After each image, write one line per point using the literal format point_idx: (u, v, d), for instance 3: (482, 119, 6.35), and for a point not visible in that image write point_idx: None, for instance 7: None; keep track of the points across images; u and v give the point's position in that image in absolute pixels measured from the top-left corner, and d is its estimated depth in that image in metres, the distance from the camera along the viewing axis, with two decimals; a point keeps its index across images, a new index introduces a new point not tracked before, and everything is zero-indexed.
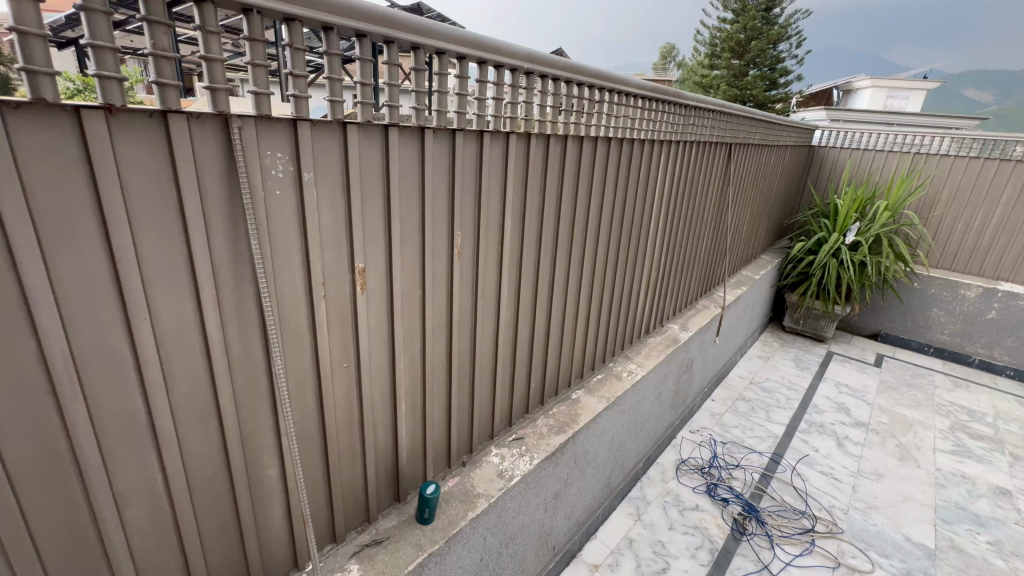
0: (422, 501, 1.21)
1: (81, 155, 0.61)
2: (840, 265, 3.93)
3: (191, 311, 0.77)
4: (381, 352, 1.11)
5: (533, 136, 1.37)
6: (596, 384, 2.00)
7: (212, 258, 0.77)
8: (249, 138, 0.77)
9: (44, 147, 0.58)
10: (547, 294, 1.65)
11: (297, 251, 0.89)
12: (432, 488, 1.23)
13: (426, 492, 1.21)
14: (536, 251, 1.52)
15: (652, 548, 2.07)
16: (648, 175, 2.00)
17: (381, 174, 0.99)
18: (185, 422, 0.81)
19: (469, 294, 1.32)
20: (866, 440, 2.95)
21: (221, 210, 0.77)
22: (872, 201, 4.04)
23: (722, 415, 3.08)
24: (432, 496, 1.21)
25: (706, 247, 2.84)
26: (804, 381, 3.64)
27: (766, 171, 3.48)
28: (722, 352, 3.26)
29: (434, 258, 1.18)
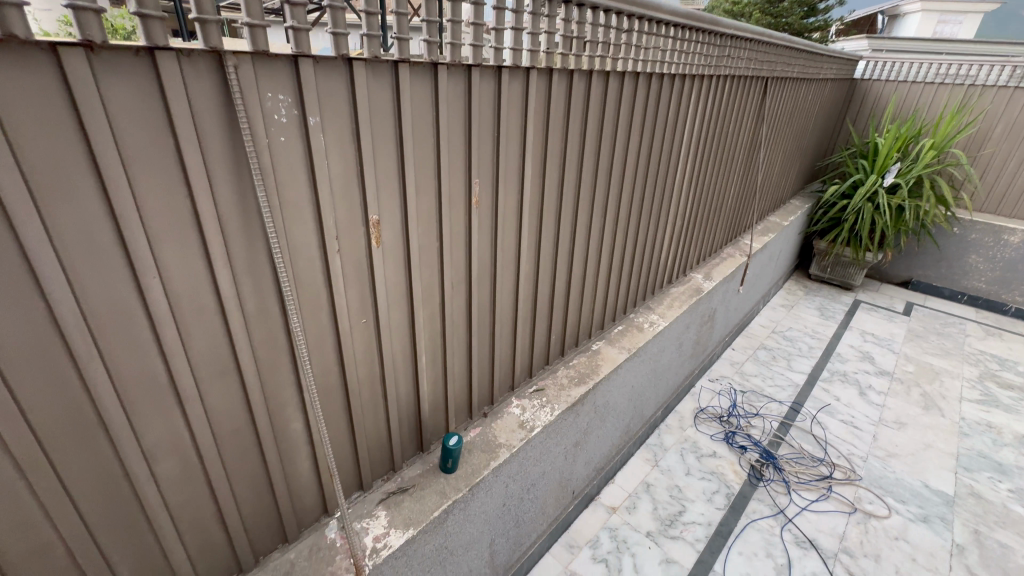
0: (445, 452, 1.23)
1: (65, 99, 0.56)
2: (876, 210, 3.73)
3: (202, 267, 0.74)
4: (400, 306, 1.08)
5: (556, 72, 1.25)
6: (617, 335, 1.97)
7: (219, 212, 0.73)
8: (247, 78, 0.70)
9: (24, 91, 0.53)
10: (568, 245, 1.58)
11: (308, 203, 0.84)
12: (455, 440, 1.24)
13: (449, 443, 1.23)
14: (557, 199, 1.45)
15: (669, 492, 2.12)
16: (677, 114, 1.86)
17: (392, 117, 0.92)
18: (207, 379, 0.80)
19: (488, 246, 1.27)
20: (890, 389, 2.91)
21: (224, 160, 0.72)
22: (917, 139, 3.75)
23: (742, 364, 3.06)
24: (455, 447, 1.23)
25: (734, 192, 2.70)
26: (828, 330, 3.56)
27: (803, 108, 3.23)
28: (744, 301, 3.18)
29: (451, 208, 1.12)
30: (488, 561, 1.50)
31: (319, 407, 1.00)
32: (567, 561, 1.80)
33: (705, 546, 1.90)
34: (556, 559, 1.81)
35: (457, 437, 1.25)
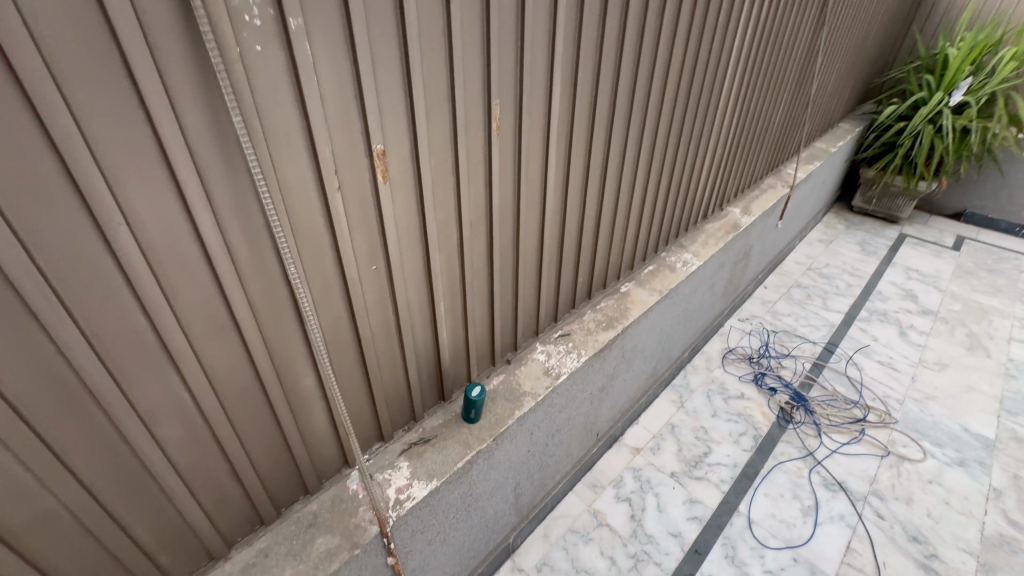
0: (468, 404, 1.17)
1: None
2: (937, 133, 3.35)
3: (178, 211, 0.63)
4: (414, 251, 0.97)
5: None
6: (647, 276, 1.84)
7: (189, 143, 0.61)
8: None
9: None
10: (598, 179, 1.42)
11: (297, 131, 0.70)
12: (478, 391, 1.18)
13: (472, 394, 1.16)
14: (588, 123, 1.27)
15: (694, 433, 2.09)
16: (729, 19, 1.59)
17: (394, 20, 0.75)
18: (202, 338, 0.72)
19: (510, 180, 1.12)
20: (933, 329, 2.76)
21: (187, 76, 0.58)
22: (996, 48, 3.28)
23: (774, 303, 2.91)
24: (478, 398, 1.17)
25: (782, 114, 2.41)
26: (868, 266, 3.35)
27: (867, 12, 2.81)
28: (782, 236, 2.97)
29: (468, 136, 0.97)
30: (513, 503, 1.49)
31: (331, 360, 0.92)
32: (590, 500, 1.81)
33: (730, 487, 1.88)
34: (579, 498, 1.82)
35: (480, 388, 1.19)
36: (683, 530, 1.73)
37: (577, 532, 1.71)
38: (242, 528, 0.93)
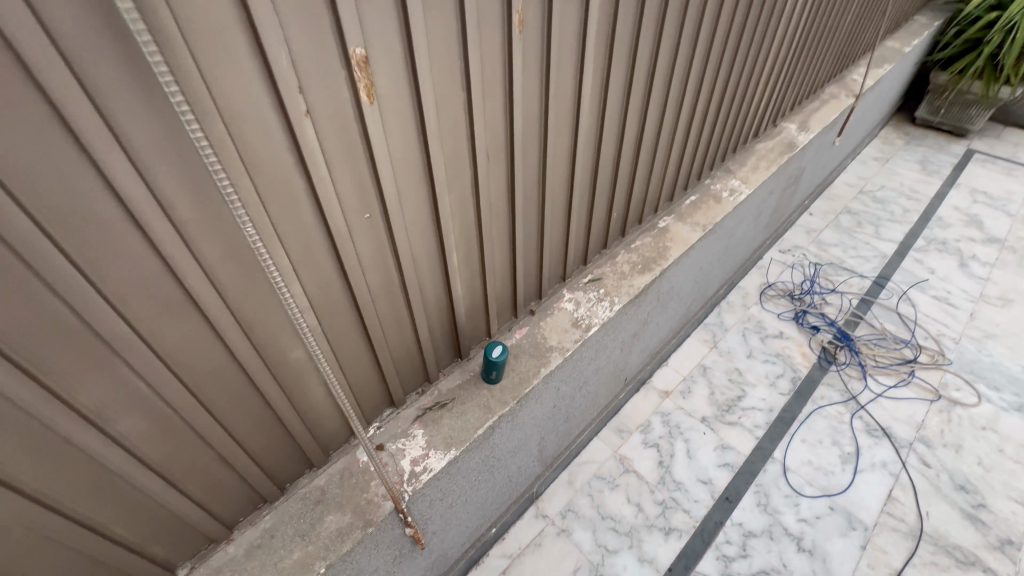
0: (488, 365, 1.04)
1: None
2: None
3: (75, 154, 0.45)
4: (417, 193, 0.78)
5: None
6: (688, 207, 1.60)
7: (68, 48, 0.41)
8: None
9: None
10: (641, 91, 1.16)
11: (239, 29, 0.49)
12: (500, 351, 1.04)
13: (493, 355, 1.03)
14: (634, 17, 0.99)
15: (728, 375, 1.96)
16: None
17: None
18: (149, 319, 0.57)
19: (536, 95, 0.88)
20: (997, 260, 2.49)
21: None
22: None
23: (819, 232, 2.65)
24: (500, 360, 1.03)
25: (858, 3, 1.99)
26: (929, 189, 3.00)
27: None
28: (836, 156, 2.63)
29: (483, 34, 0.73)
30: (537, 456, 1.41)
31: (325, 330, 0.76)
32: (617, 445, 1.74)
33: (765, 433, 1.78)
34: (604, 443, 1.74)
35: (502, 348, 1.05)
36: (714, 477, 1.66)
37: (603, 478, 1.65)
38: (243, 509, 0.84)
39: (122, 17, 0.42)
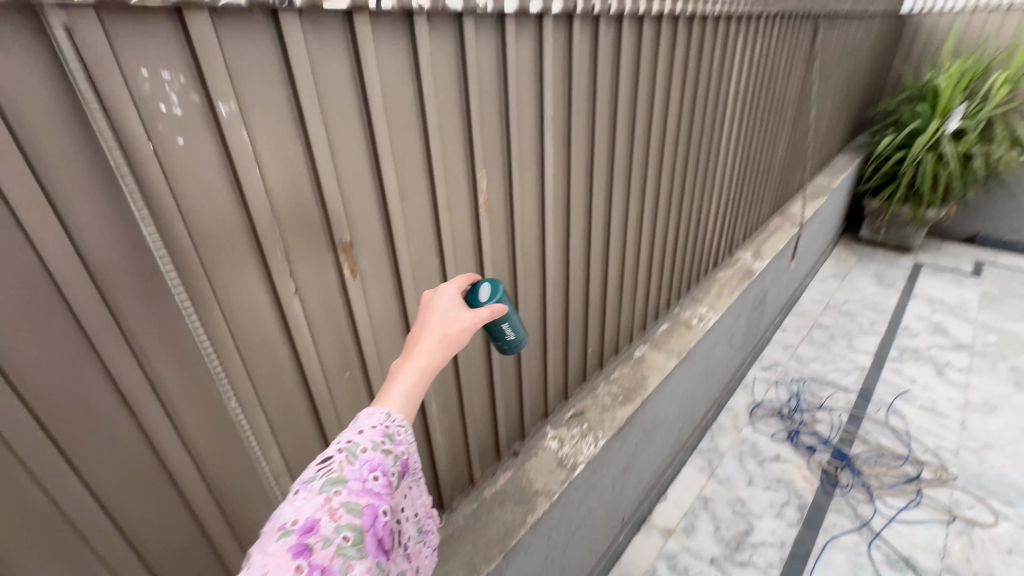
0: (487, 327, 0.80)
1: None
2: (938, 161, 3.34)
3: (95, 364, 0.50)
4: (395, 344, 0.83)
5: (577, 19, 0.94)
6: (662, 336, 1.68)
7: (97, 271, 0.48)
8: (101, 53, 0.42)
9: None
10: (601, 241, 1.30)
11: (244, 238, 0.58)
12: (491, 286, 0.75)
13: (483, 300, 0.73)
14: (586, 188, 1.16)
15: (731, 507, 1.86)
16: (721, 69, 1.55)
17: (354, 91, 0.63)
18: (127, 511, 0.58)
19: (504, 256, 0.99)
20: (972, 366, 2.56)
21: (95, 200, 0.46)
22: (985, 74, 3.34)
23: (796, 347, 2.74)
24: (496, 297, 0.74)
25: (782, 154, 2.37)
26: (888, 300, 3.19)
27: (847, 50, 2.85)
28: (795, 276, 2.84)
29: (451, 215, 0.83)
30: None
31: None
32: None
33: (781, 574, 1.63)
34: None
35: (496, 283, 0.75)
36: None
37: None
38: None
39: (149, 256, 0.50)
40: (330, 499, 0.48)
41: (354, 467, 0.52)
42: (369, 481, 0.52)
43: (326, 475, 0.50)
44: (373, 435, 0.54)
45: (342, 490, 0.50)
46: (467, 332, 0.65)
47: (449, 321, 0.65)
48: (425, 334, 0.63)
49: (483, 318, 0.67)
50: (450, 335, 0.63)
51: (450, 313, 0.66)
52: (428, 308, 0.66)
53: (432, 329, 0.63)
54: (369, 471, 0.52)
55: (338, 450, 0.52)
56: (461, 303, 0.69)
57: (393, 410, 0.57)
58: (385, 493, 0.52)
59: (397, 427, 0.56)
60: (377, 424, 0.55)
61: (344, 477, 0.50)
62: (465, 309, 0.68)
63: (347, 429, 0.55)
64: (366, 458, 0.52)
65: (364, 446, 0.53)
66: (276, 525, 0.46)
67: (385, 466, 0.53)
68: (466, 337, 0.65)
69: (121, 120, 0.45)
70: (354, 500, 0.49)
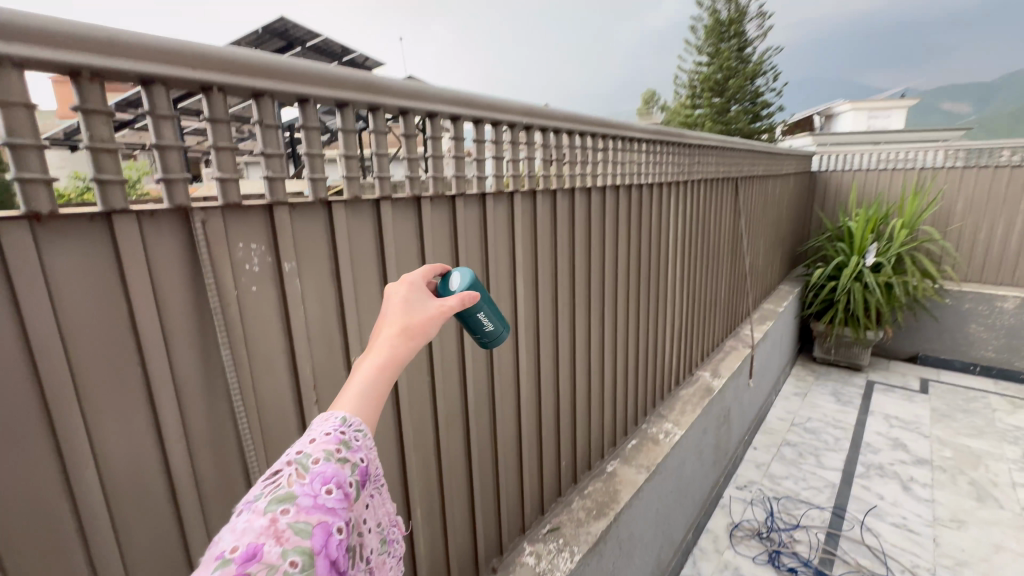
0: (466, 320, 0.86)
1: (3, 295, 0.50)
2: (865, 289, 3.82)
3: (155, 455, 0.63)
4: (388, 453, 0.93)
5: (539, 193, 1.26)
6: (632, 452, 1.79)
7: (177, 379, 0.63)
8: (217, 231, 0.64)
9: None
10: (569, 360, 1.48)
11: (282, 356, 0.75)
12: (465, 275, 0.81)
13: (454, 287, 0.79)
14: (553, 316, 1.38)
15: None
16: (660, 221, 1.92)
17: (375, 248, 0.86)
18: None
19: (485, 373, 1.15)
20: (934, 480, 2.66)
21: (188, 326, 0.64)
22: (887, 219, 4.02)
23: (768, 465, 2.82)
24: (470, 285, 0.80)
25: (725, 285, 2.73)
26: (848, 417, 3.37)
27: (769, 202, 3.45)
28: (757, 395, 3.03)
29: (442, 338, 1.01)
30: None
31: None
32: None
33: None
34: None
35: (469, 274, 0.81)
36: None
37: None
38: None
39: (214, 367, 0.67)
40: (276, 520, 0.41)
41: (304, 481, 0.45)
42: (322, 496, 0.45)
43: (272, 494, 0.44)
44: (327, 444, 0.49)
45: (290, 508, 0.43)
46: (431, 323, 0.64)
47: (409, 314, 0.63)
48: (384, 328, 0.61)
49: (446, 308, 0.67)
50: (410, 327, 0.62)
51: (411, 307, 0.64)
52: (389, 305, 0.65)
53: (394, 322, 0.61)
54: (322, 483, 0.46)
55: (288, 463, 0.47)
56: (422, 296, 0.68)
57: (351, 412, 0.53)
58: (342, 508, 0.46)
59: (355, 431, 0.52)
60: (333, 429, 0.50)
61: (293, 492, 0.44)
62: (426, 301, 0.67)
63: (298, 439, 0.49)
64: (318, 469, 0.46)
65: (317, 457, 0.47)
66: (212, 555, 0.39)
67: (341, 479, 0.48)
68: (429, 329, 0.64)
69: (220, 272, 0.65)
70: (304, 519, 0.43)
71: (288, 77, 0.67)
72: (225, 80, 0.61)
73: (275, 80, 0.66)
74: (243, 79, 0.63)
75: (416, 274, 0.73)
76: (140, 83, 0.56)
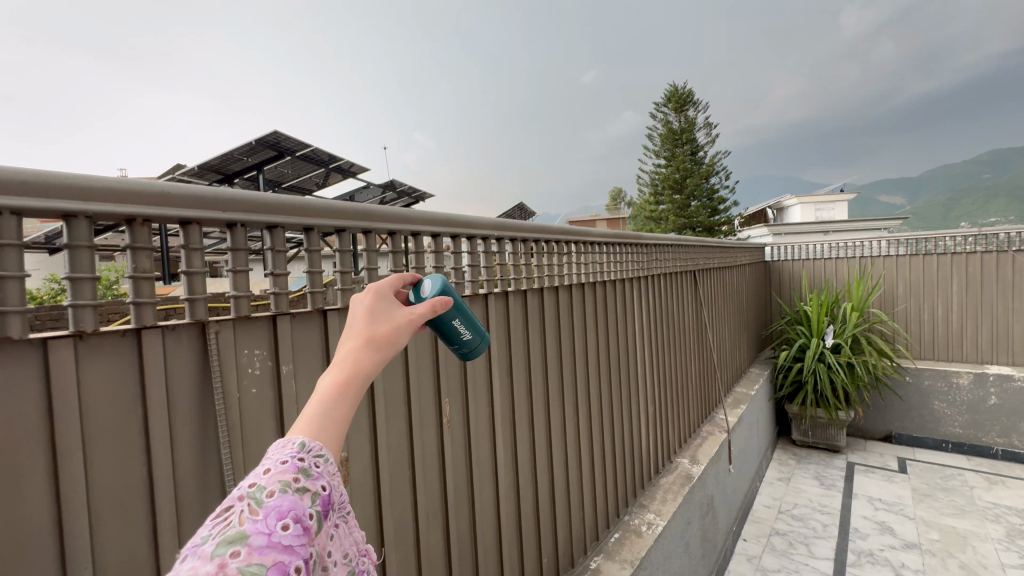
0: (444, 331, 0.87)
1: (40, 402, 0.57)
2: (829, 369, 3.99)
3: (146, 556, 0.66)
4: None
5: (511, 292, 1.40)
6: (615, 546, 1.76)
7: (176, 477, 0.69)
8: (227, 340, 0.74)
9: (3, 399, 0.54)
10: (546, 450, 1.52)
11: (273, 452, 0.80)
12: (436, 280, 0.78)
13: (425, 293, 0.77)
14: (528, 405, 1.45)
15: None
16: (626, 312, 2.08)
17: None
18: None
19: (463, 465, 1.19)
20: (925, 565, 2.61)
21: (191, 426, 0.71)
22: (838, 303, 4.35)
23: (760, 558, 2.74)
24: (443, 292, 0.78)
25: (696, 369, 2.86)
26: (834, 501, 3.34)
27: (729, 290, 3.71)
28: (740, 481, 3.01)
29: (423, 430, 1.08)
30: None
31: None
32: None
33: None
34: None
35: (441, 280, 0.79)
36: None
37: None
38: None
39: (211, 465, 0.72)
40: (224, 564, 0.35)
41: (257, 517, 0.39)
42: (278, 533, 0.39)
43: (220, 535, 0.38)
44: (283, 474, 0.43)
45: (241, 549, 0.37)
46: (398, 333, 0.60)
47: (375, 321, 0.59)
48: (347, 340, 0.56)
49: (413, 318, 0.64)
50: (379, 338, 0.57)
51: (380, 317, 0.60)
52: (354, 312, 0.59)
53: (358, 333, 0.57)
54: (278, 518, 0.40)
55: (239, 498, 0.41)
56: (389, 303, 0.64)
57: (311, 437, 0.47)
58: (300, 544, 0.40)
59: (314, 458, 0.46)
60: (289, 456, 0.45)
61: (244, 532, 0.38)
62: (393, 310, 0.63)
63: (251, 469, 0.43)
64: (273, 503, 0.40)
65: (271, 489, 0.41)
66: None
67: (300, 512, 0.41)
68: (396, 339, 0.60)
69: (226, 376, 0.74)
70: (256, 561, 0.37)
71: (299, 211, 0.83)
72: (248, 217, 0.75)
73: (288, 214, 0.81)
74: (262, 215, 0.77)
75: (384, 279, 0.68)
76: (180, 223, 0.69)
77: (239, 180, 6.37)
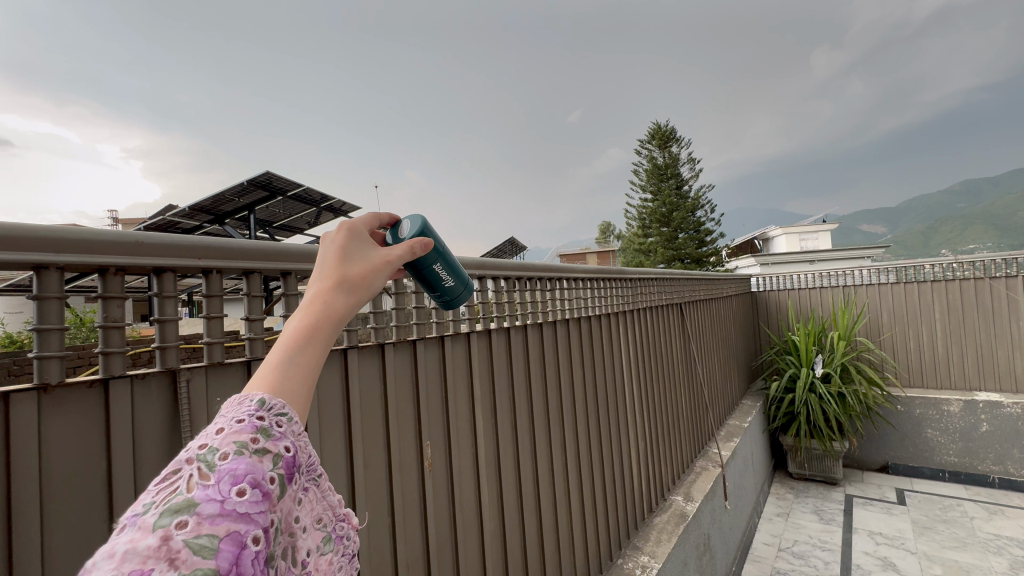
0: (426, 277, 0.88)
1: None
2: (820, 398, 4.00)
3: None
4: None
5: (494, 329, 1.41)
6: None
7: None
8: (198, 386, 0.74)
9: None
10: (533, 490, 1.49)
11: None
12: (414, 221, 0.79)
13: (404, 234, 0.78)
14: (514, 444, 1.43)
15: None
16: (611, 347, 2.08)
17: (341, 392, 0.93)
18: None
19: (446, 509, 1.16)
20: None
21: (154, 473, 0.69)
22: (825, 332, 4.39)
23: None
24: (422, 232, 0.80)
25: (686, 402, 2.85)
26: (834, 536, 3.26)
27: (716, 321, 3.74)
28: (737, 521, 2.92)
29: (402, 475, 1.05)
30: None
31: None
32: None
33: None
34: None
35: (419, 221, 0.80)
36: None
37: None
38: None
39: None
40: (169, 536, 0.32)
41: (208, 483, 0.36)
42: (231, 500, 0.36)
43: (165, 505, 0.34)
44: (239, 435, 0.39)
45: (188, 519, 0.33)
46: (372, 275, 0.58)
47: (347, 262, 0.57)
48: (317, 281, 0.53)
49: (387, 264, 0.61)
50: (352, 278, 0.55)
51: (351, 256, 0.58)
52: (325, 248, 0.58)
53: (328, 275, 0.54)
54: (233, 484, 0.37)
55: (188, 462, 0.37)
56: (363, 248, 0.61)
57: (273, 392, 0.44)
58: (257, 510, 0.36)
59: (276, 415, 0.42)
60: (248, 412, 0.41)
61: (193, 499, 0.34)
62: (367, 254, 0.61)
63: (203, 431, 0.40)
64: (226, 467, 0.37)
65: (225, 452, 0.38)
66: None
67: (259, 475, 0.38)
68: (369, 283, 0.58)
69: (194, 418, 0.72)
70: (207, 531, 0.33)
71: (275, 257, 0.84)
72: (224, 263, 0.75)
73: (261, 258, 0.81)
74: (236, 259, 0.77)
75: (360, 222, 0.67)
76: (153, 272, 0.69)
77: (231, 219, 6.42)
